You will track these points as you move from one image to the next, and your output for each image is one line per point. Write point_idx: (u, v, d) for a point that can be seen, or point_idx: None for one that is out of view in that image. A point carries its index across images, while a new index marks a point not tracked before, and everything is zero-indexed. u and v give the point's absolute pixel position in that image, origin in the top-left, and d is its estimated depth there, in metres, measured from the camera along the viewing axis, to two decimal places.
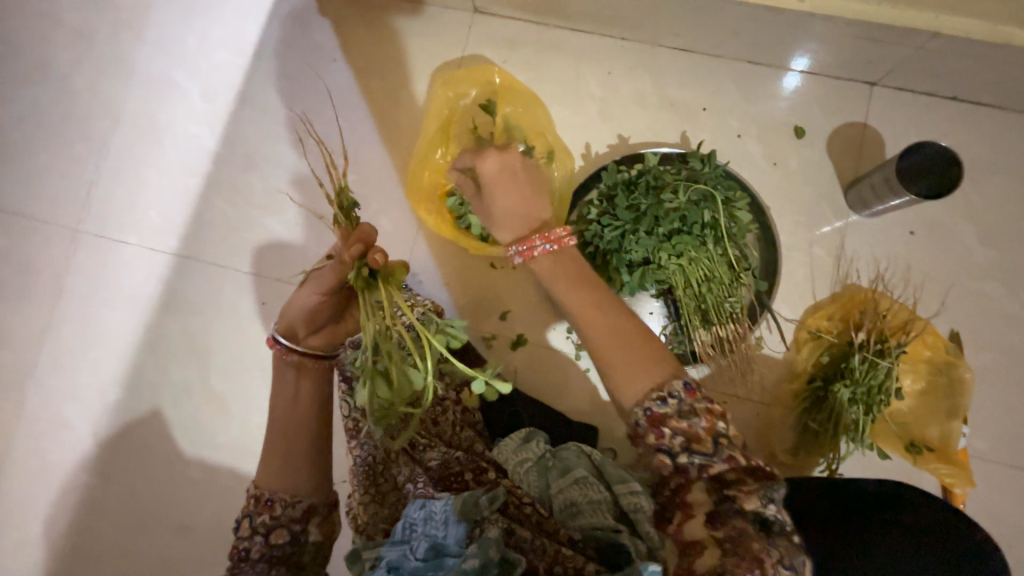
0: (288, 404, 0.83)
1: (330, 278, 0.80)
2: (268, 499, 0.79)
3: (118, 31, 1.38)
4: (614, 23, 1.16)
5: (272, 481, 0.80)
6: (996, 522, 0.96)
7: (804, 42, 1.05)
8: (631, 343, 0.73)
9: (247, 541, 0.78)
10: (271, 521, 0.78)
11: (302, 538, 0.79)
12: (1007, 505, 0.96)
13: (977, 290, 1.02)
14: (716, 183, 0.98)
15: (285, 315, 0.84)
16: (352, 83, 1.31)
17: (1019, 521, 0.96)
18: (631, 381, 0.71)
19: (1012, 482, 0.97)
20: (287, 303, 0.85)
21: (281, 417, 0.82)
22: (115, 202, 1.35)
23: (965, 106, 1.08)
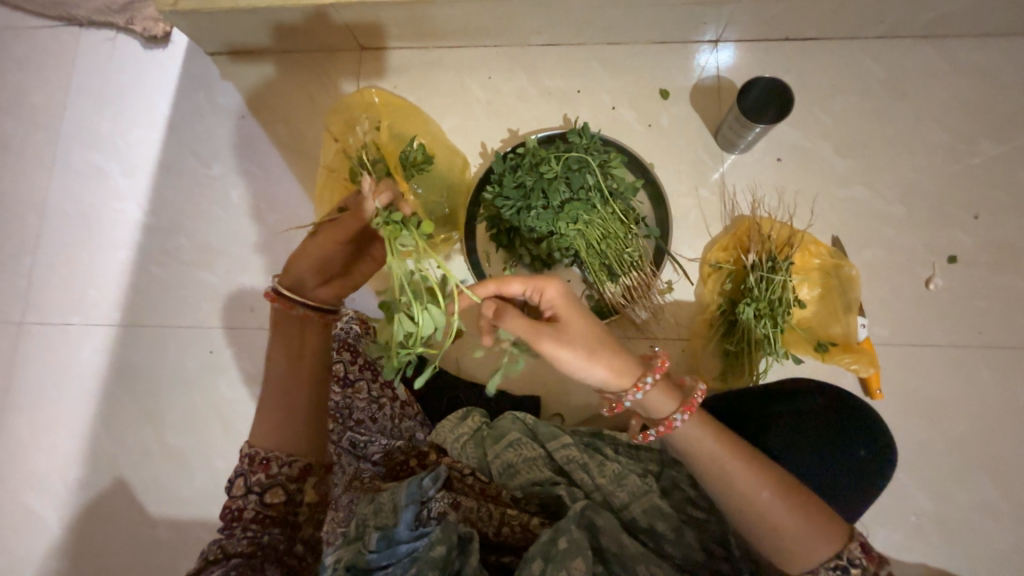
0: (290, 360, 0.87)
1: (345, 230, 0.89)
2: (264, 457, 0.79)
3: (35, 130, 1.46)
4: (483, 33, 1.29)
5: (269, 438, 0.81)
6: (911, 400, 1.03)
7: (644, 17, 1.18)
8: (802, 507, 0.70)
9: (242, 500, 0.77)
10: (267, 480, 0.78)
11: (296, 497, 0.79)
12: (915, 381, 1.04)
13: (846, 197, 1.13)
14: (591, 150, 1.07)
15: (293, 268, 0.90)
16: (262, 133, 1.41)
17: (932, 395, 1.03)
18: (816, 541, 0.70)
19: (915, 360, 1.05)
20: (295, 256, 0.90)
21: (277, 373, 0.86)
22: (54, 288, 1.40)
23: (799, 42, 1.22)
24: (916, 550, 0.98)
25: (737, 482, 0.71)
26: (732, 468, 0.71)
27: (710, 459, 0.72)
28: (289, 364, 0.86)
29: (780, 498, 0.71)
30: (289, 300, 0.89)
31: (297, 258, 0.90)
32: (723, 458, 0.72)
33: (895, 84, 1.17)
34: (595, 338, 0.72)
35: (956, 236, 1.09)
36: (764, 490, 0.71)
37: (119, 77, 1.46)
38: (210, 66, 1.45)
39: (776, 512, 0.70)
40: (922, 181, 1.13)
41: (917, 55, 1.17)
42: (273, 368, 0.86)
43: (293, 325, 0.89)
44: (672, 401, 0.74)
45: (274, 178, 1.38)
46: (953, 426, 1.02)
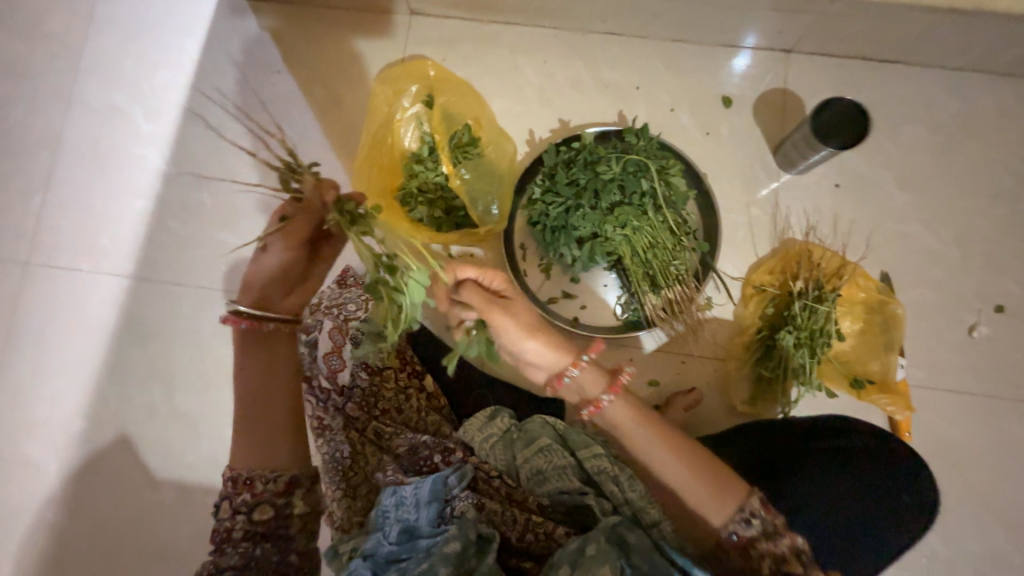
0: (256, 383, 0.81)
1: (298, 232, 0.79)
2: (246, 478, 0.78)
3: (52, 61, 1.37)
4: (543, 13, 1.21)
5: (248, 459, 0.79)
6: (937, 445, 1.03)
7: (718, 18, 1.12)
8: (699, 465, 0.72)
9: (228, 521, 0.77)
10: (253, 499, 0.78)
11: (285, 511, 0.79)
12: (944, 427, 1.03)
13: (900, 233, 1.10)
14: (649, 154, 1.03)
15: (250, 288, 0.83)
16: (297, 92, 1.33)
17: (959, 442, 1.03)
18: (716, 495, 0.72)
19: (947, 406, 1.04)
20: (251, 272, 0.82)
21: (247, 398, 0.81)
22: (64, 231, 1.33)
23: (874, 64, 1.16)
24: None
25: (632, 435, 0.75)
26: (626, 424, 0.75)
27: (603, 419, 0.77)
28: (261, 387, 0.82)
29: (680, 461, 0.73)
30: (254, 321, 0.81)
31: (250, 277, 0.82)
32: (612, 413, 0.76)
33: (966, 120, 1.13)
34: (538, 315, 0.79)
35: (1006, 285, 1.07)
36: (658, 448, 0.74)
37: (147, 13, 1.37)
38: (246, 13, 1.36)
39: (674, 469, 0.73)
40: (980, 224, 1.10)
41: (993, 93, 1.13)
42: (241, 391, 0.82)
43: (261, 347, 0.83)
44: (595, 377, 0.76)
45: (305, 141, 1.31)
46: (975, 475, 1.02)
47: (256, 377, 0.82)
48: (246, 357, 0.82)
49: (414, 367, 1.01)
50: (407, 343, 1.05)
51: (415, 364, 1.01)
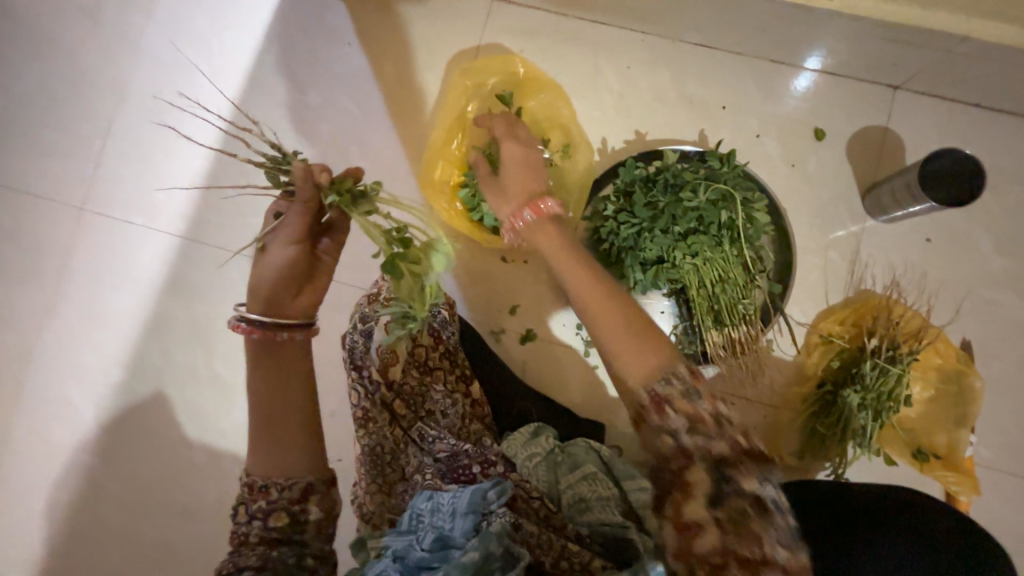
0: (266, 386, 0.74)
1: (297, 224, 0.73)
2: (262, 484, 0.72)
3: (127, 8, 1.35)
4: (636, 16, 1.14)
5: (263, 467, 0.73)
6: (997, 530, 0.97)
7: (827, 44, 1.04)
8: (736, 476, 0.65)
9: (246, 525, 0.72)
10: (267, 505, 0.72)
11: (302, 516, 0.73)
12: (1008, 512, 0.97)
13: (991, 300, 1.02)
14: (735, 183, 0.96)
15: (253, 296, 0.73)
16: (367, 68, 1.29)
17: (1021, 530, 0.97)
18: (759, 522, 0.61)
19: (1013, 490, 0.98)
20: (253, 279, 0.74)
21: (258, 404, 0.74)
22: (122, 182, 1.33)
23: (987, 114, 1.07)
24: None
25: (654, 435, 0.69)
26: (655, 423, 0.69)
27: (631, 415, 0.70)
28: (268, 392, 0.74)
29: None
30: (267, 330, 0.73)
31: (255, 285, 0.73)
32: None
33: None
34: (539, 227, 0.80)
35: None
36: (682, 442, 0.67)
37: None
38: None
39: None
40: None
41: None
42: (250, 397, 0.74)
43: (270, 350, 0.74)
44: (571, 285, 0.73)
45: (369, 120, 1.28)
46: None
47: (265, 382, 0.74)
48: (258, 361, 0.74)
49: (464, 372, 0.98)
50: (455, 344, 1.02)
51: (465, 369, 0.99)
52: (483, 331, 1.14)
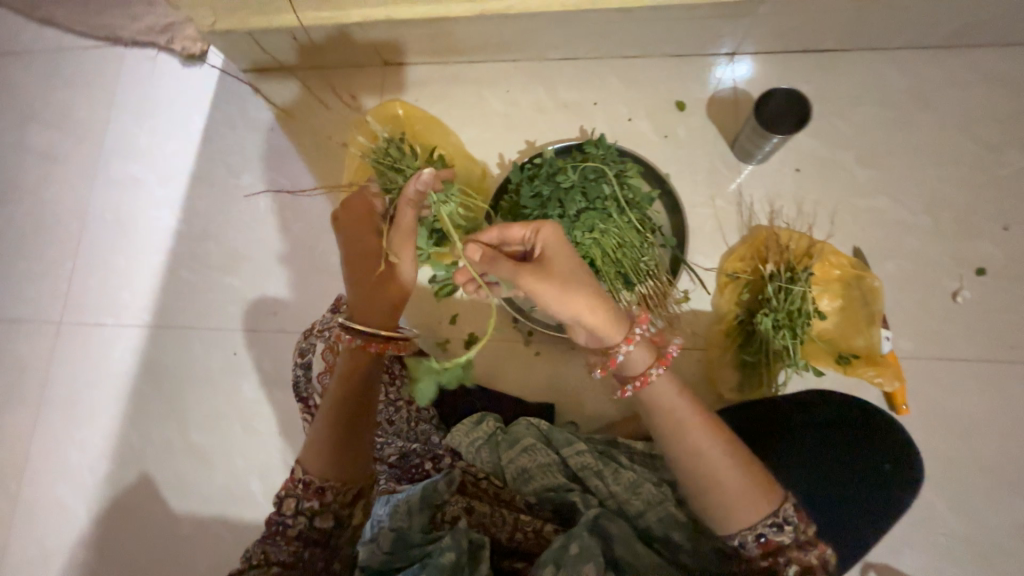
0: (351, 396, 0.80)
1: (411, 229, 0.84)
2: (319, 486, 0.77)
3: (81, 144, 1.56)
4: (502, 48, 1.32)
5: (327, 469, 0.78)
6: (939, 416, 1.00)
7: (661, 32, 1.20)
8: (743, 459, 0.71)
9: (290, 518, 0.77)
10: (319, 506, 0.77)
11: (346, 521, 0.80)
12: (942, 395, 1.01)
13: (867, 208, 1.11)
14: (607, 161, 1.08)
15: (377, 309, 0.87)
16: (289, 144, 1.46)
17: (960, 411, 1.00)
18: (750, 493, 0.68)
19: (941, 374, 1.02)
20: (376, 292, 0.87)
21: (350, 407, 0.80)
22: (91, 291, 1.47)
23: (818, 54, 1.21)
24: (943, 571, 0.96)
25: (678, 429, 0.72)
26: (686, 417, 0.72)
27: (661, 410, 0.74)
28: (364, 400, 0.81)
29: (717, 440, 0.71)
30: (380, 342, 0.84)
31: (392, 293, 0.87)
32: (674, 406, 0.73)
33: (918, 95, 1.16)
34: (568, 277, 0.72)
35: (983, 248, 1.07)
36: (703, 434, 0.71)
37: (158, 92, 1.55)
38: (241, 80, 1.51)
39: (713, 455, 0.70)
40: (950, 191, 1.11)
41: (940, 66, 1.16)
42: (341, 398, 0.81)
43: (359, 361, 0.82)
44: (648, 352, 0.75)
45: (299, 187, 1.43)
46: (982, 443, 0.99)
47: (359, 389, 0.81)
48: (353, 372, 0.82)
49: (403, 378, 0.98)
50: None
51: (403, 374, 0.99)
52: (428, 346, 1.20)
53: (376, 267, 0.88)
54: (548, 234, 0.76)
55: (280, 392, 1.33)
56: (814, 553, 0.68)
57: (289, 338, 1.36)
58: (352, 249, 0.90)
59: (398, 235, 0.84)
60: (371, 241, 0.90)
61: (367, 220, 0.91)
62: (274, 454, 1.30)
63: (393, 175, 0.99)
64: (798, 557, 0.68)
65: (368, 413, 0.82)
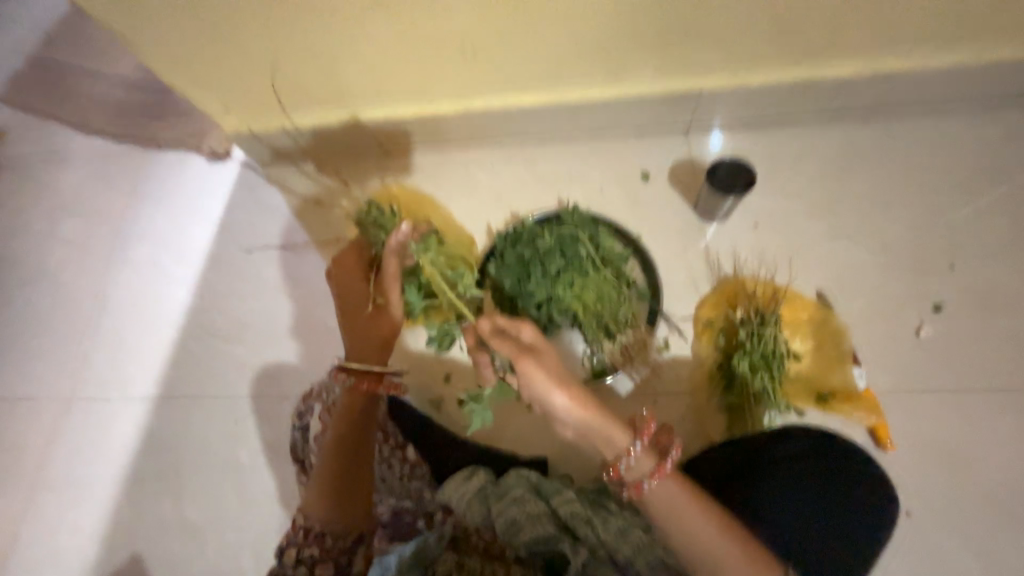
0: (341, 447, 0.92)
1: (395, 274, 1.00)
2: (318, 531, 0.88)
3: (110, 232, 1.72)
4: (486, 135, 1.51)
5: (322, 515, 0.89)
6: (921, 451, 1.04)
7: (622, 116, 1.39)
8: (737, 534, 0.75)
9: (292, 567, 0.87)
10: (319, 553, 0.88)
11: (346, 565, 0.89)
12: (915, 428, 1.05)
13: (823, 255, 1.22)
14: (581, 225, 1.20)
15: (371, 343, 1.00)
16: (296, 222, 1.60)
17: (939, 444, 1.04)
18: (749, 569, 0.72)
19: (912, 407, 1.07)
20: (364, 331, 1.00)
21: (340, 459, 0.91)
22: (102, 367, 1.54)
23: (760, 127, 1.39)
24: None
25: (675, 516, 0.75)
26: (681, 505, 0.75)
27: (657, 500, 0.77)
28: (351, 451, 0.92)
29: (715, 521, 0.74)
30: (365, 380, 0.96)
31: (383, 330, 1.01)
32: (665, 493, 0.76)
33: (851, 156, 1.32)
34: (566, 382, 0.80)
35: (935, 286, 1.16)
36: (700, 517, 0.74)
37: (185, 185, 1.74)
38: (257, 171, 1.71)
39: (713, 538, 0.74)
40: (896, 237, 1.22)
41: (868, 132, 1.33)
42: (330, 452, 0.92)
43: (352, 407, 0.95)
44: (650, 459, 0.79)
45: (306, 260, 1.55)
46: (958, 476, 1.02)
47: (348, 441, 0.93)
48: (344, 421, 0.94)
49: (397, 439, 1.10)
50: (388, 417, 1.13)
51: (397, 436, 1.10)
52: (423, 406, 1.24)
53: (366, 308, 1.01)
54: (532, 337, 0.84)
55: (279, 459, 1.34)
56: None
57: (290, 403, 1.40)
58: (342, 291, 1.02)
59: (387, 278, 1.00)
60: (359, 286, 1.02)
61: (354, 267, 1.02)
62: (269, 526, 1.28)
63: (376, 229, 1.05)
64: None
65: (358, 462, 0.93)
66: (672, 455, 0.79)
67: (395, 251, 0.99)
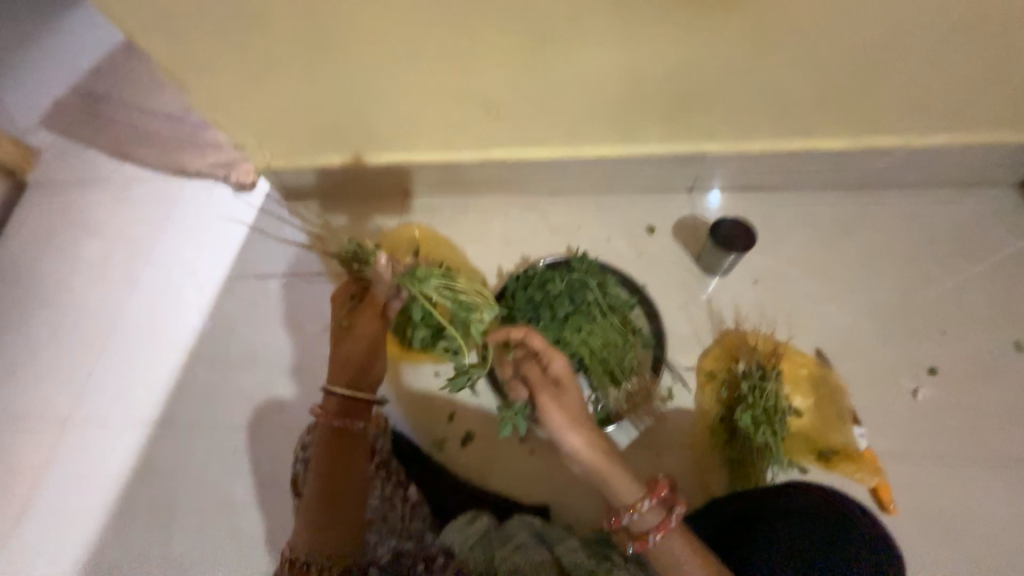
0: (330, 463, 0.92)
1: (379, 302, 1.02)
2: (304, 561, 0.84)
3: (133, 255, 1.78)
4: (502, 184, 1.60)
5: (309, 540, 0.85)
6: (919, 515, 1.05)
7: (629, 174, 1.49)
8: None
9: None
10: None
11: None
12: (911, 492, 1.07)
13: (821, 314, 1.27)
14: (590, 271, 1.24)
15: (343, 365, 0.99)
16: (313, 255, 1.66)
17: (936, 510, 1.05)
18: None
19: (908, 471, 1.09)
20: (345, 354, 1.00)
21: (325, 487, 0.89)
22: (105, 387, 1.55)
23: (759, 191, 1.49)
24: None
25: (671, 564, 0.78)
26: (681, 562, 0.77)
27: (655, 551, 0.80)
28: (337, 477, 0.90)
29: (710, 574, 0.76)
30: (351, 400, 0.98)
31: (347, 353, 0.98)
32: (667, 545, 0.79)
33: (843, 222, 1.40)
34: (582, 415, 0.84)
35: (930, 349, 1.20)
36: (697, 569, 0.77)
37: (209, 213, 1.82)
38: (280, 205, 1.79)
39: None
40: (890, 300, 1.27)
41: (858, 201, 1.43)
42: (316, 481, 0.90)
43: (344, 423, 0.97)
44: (658, 514, 0.80)
45: (318, 291, 1.59)
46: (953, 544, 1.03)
47: (335, 468, 0.91)
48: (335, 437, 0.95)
49: (400, 477, 1.08)
50: (389, 454, 1.11)
51: (400, 475, 1.08)
52: (426, 444, 1.24)
53: (337, 332, 1.01)
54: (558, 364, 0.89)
55: (274, 492, 1.33)
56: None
57: (290, 434, 1.40)
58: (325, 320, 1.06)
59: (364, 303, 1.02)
60: (336, 314, 1.04)
61: (338, 299, 1.06)
62: (258, 561, 1.27)
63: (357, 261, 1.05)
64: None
65: (345, 488, 0.90)
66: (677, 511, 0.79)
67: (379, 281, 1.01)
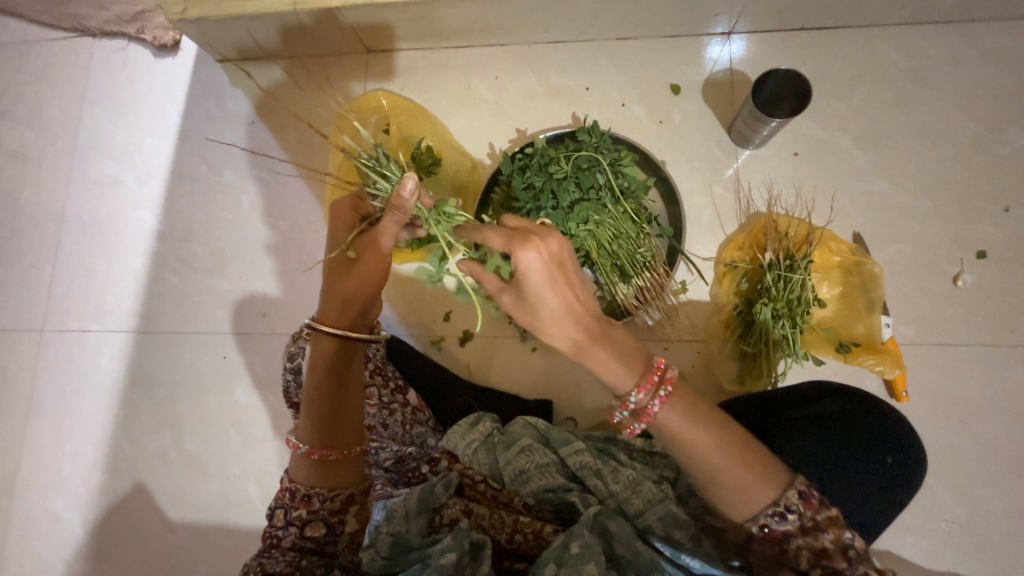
0: (326, 396, 0.78)
1: (389, 240, 0.78)
2: (305, 494, 0.76)
3: (54, 143, 1.49)
4: (489, 32, 1.25)
5: (313, 475, 0.77)
6: (936, 400, 1.04)
7: (657, 12, 1.14)
8: (743, 455, 0.64)
9: (281, 530, 0.76)
10: (308, 514, 0.76)
11: (337, 528, 0.77)
12: (930, 377, 1.04)
13: (867, 191, 1.11)
14: (602, 148, 1.01)
15: (337, 304, 0.81)
16: (270, 137, 1.39)
17: (953, 394, 1.04)
18: (754, 488, 0.64)
19: (930, 358, 1.05)
20: (343, 292, 0.81)
21: (320, 432, 0.77)
22: (73, 297, 1.42)
23: (816, 33, 1.17)
24: (929, 547, 1.00)
25: (675, 435, 0.65)
26: (676, 427, 0.64)
27: (655, 429, 0.66)
28: (332, 417, 0.78)
29: (715, 437, 0.64)
30: (346, 342, 0.80)
31: (346, 290, 0.80)
32: (666, 417, 0.65)
33: (917, 73, 1.13)
34: (552, 312, 0.65)
35: (985, 230, 1.08)
36: (702, 434, 0.64)
37: (131, 86, 1.47)
38: (216, 72, 1.44)
39: (710, 456, 0.64)
40: (949, 172, 1.10)
41: (941, 43, 1.13)
42: (306, 420, 0.78)
43: (338, 361, 0.80)
44: (645, 396, 0.65)
45: (283, 182, 1.37)
46: (964, 423, 1.03)
47: (325, 409, 0.78)
48: (332, 372, 0.79)
49: (398, 384, 1.02)
50: (385, 360, 1.06)
51: (399, 381, 1.03)
52: (423, 345, 1.19)
53: (339, 262, 0.82)
54: (523, 263, 0.64)
55: (273, 395, 1.31)
56: (827, 536, 0.64)
57: (279, 340, 1.32)
58: (330, 242, 0.87)
59: (375, 235, 0.78)
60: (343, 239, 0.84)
61: (345, 217, 0.86)
62: (269, 459, 1.28)
63: (375, 180, 0.83)
64: (809, 542, 0.64)
65: (344, 428, 0.79)
66: (665, 393, 0.65)
67: (398, 210, 0.74)
